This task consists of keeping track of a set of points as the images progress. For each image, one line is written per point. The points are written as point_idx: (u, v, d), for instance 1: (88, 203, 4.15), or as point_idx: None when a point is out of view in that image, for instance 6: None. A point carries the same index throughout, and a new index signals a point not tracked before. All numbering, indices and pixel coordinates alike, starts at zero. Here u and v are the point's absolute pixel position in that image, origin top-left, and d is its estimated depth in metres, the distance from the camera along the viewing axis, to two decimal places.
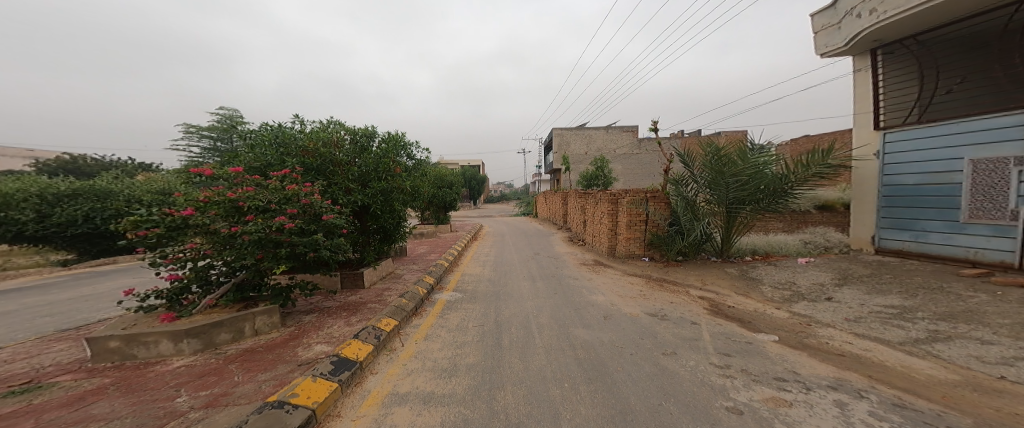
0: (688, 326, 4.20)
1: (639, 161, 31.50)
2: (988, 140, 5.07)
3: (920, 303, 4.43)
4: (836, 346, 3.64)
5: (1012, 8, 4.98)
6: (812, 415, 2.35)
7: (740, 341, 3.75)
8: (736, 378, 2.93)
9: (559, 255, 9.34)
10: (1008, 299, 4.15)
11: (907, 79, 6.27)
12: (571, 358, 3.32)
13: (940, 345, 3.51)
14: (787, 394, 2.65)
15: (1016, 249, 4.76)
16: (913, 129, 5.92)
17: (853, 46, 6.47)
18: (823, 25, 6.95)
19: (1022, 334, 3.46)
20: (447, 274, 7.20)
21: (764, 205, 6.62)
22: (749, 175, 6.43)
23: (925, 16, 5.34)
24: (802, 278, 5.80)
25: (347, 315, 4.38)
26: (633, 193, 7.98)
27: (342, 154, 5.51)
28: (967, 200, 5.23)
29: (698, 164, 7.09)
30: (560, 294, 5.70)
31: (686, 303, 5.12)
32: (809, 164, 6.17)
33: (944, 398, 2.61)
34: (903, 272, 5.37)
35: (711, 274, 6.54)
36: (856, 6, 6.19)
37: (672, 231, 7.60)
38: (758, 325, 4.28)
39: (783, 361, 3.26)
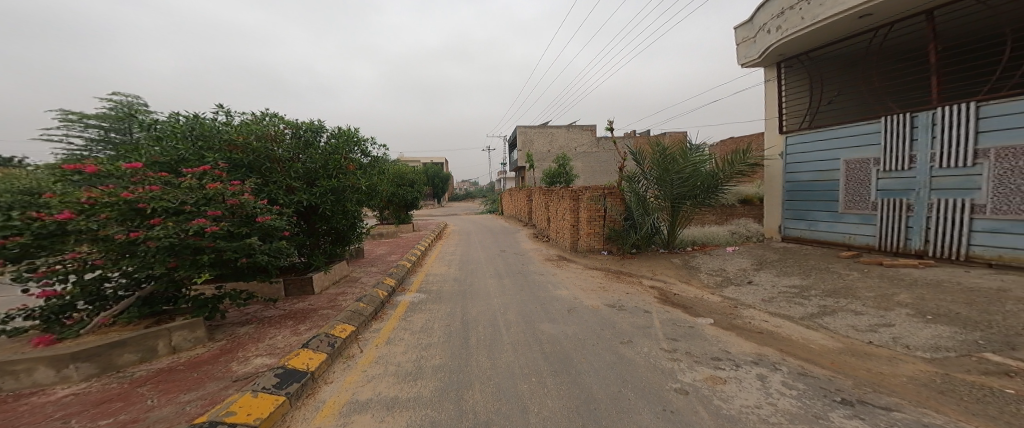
0: (639, 315, 4.50)
1: (599, 160, 32.72)
2: (858, 144, 5.98)
3: (815, 282, 5.18)
4: (756, 324, 4.13)
5: (872, 33, 5.93)
6: (741, 390, 2.65)
7: (684, 326, 4.11)
8: (682, 360, 3.20)
9: (524, 252, 9.42)
10: (871, 274, 5.01)
11: (804, 89, 7.17)
12: (534, 353, 3.42)
13: (833, 317, 4.13)
14: (721, 372, 2.96)
15: (877, 233, 5.72)
16: (807, 134, 6.82)
17: (765, 58, 7.27)
18: (744, 37, 7.72)
19: (883, 305, 4.18)
20: (410, 275, 6.98)
21: (701, 200, 7.26)
22: (689, 173, 7.07)
23: (815, 35, 6.17)
24: (730, 265, 6.48)
25: (295, 324, 4.05)
26: (592, 190, 8.24)
27: (281, 150, 5.04)
28: (844, 194, 6.17)
29: (648, 163, 7.61)
30: (524, 290, 5.78)
31: (640, 293, 5.47)
32: (734, 162, 6.93)
33: (833, 364, 3.09)
34: (801, 256, 6.25)
35: (660, 265, 7.03)
36: (767, 22, 6.96)
37: (627, 225, 7.96)
38: (699, 309, 4.71)
39: (718, 342, 3.64)
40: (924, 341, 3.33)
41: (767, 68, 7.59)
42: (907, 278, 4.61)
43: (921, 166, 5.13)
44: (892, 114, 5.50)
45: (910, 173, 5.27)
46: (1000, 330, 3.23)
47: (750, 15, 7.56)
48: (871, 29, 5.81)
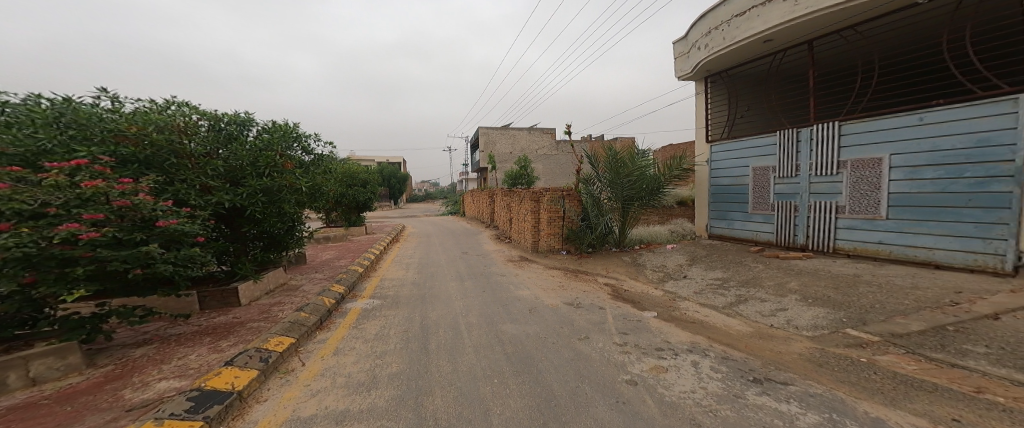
0: (591, 311, 4.72)
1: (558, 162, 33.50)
2: (761, 153, 6.85)
3: (733, 274, 5.86)
4: (691, 315, 4.56)
5: (773, 57, 6.75)
6: (681, 377, 2.91)
7: (633, 320, 4.39)
8: (632, 353, 3.43)
9: (485, 252, 9.25)
10: (771, 265, 5.77)
11: (724, 103, 7.96)
12: (496, 354, 3.43)
13: (747, 305, 4.66)
14: (664, 361, 3.22)
15: (774, 229, 6.60)
16: (725, 144, 7.66)
17: (696, 73, 7.93)
18: (680, 52, 8.34)
19: (779, 292, 4.86)
20: (363, 280, 6.54)
21: (647, 201, 7.79)
22: (637, 176, 7.58)
23: (733, 55, 6.85)
24: (669, 261, 7.07)
25: (214, 340, 3.60)
26: (552, 192, 8.32)
27: (193, 143, 4.40)
28: (752, 197, 7.02)
29: (602, 165, 8.00)
30: (484, 291, 5.73)
31: (595, 291, 5.72)
32: (673, 167, 7.56)
33: (746, 347, 3.52)
34: (721, 252, 7.01)
35: (613, 263, 7.40)
36: (698, 40, 7.54)
37: (583, 225, 8.29)
38: (645, 304, 5.05)
39: (660, 333, 3.96)
40: (808, 322, 3.92)
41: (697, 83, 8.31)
42: (795, 268, 5.40)
43: (804, 174, 6.05)
44: (785, 129, 6.40)
45: (797, 179, 6.18)
46: (862, 310, 3.85)
47: (687, 31, 8.17)
48: (771, 53, 6.62)
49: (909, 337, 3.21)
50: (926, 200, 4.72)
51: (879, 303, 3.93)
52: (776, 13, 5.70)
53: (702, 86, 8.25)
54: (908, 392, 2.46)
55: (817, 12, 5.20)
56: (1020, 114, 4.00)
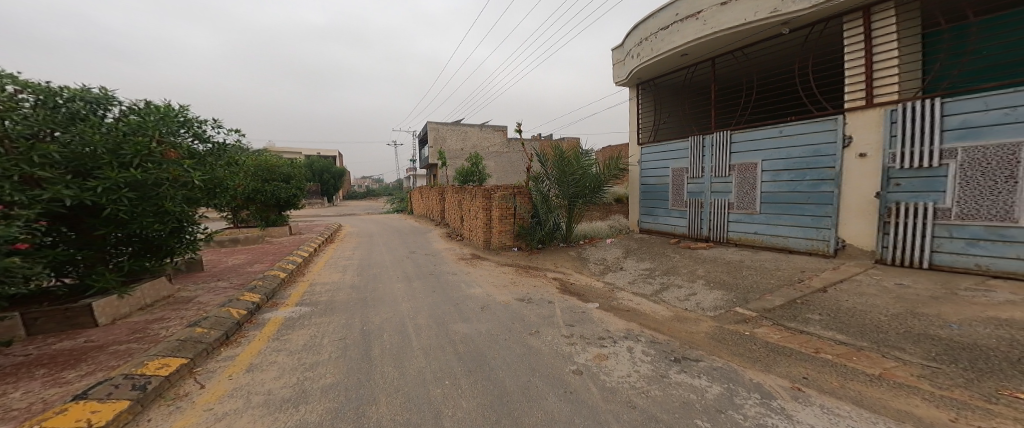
0: (538, 303, 4.63)
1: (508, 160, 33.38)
2: (676, 157, 7.43)
3: (659, 264, 6.29)
4: (628, 304, 4.73)
5: (691, 68, 7.28)
6: (620, 364, 2.97)
7: (578, 312, 4.34)
8: (577, 343, 3.39)
9: (433, 251, 8.73)
10: (686, 255, 6.31)
11: (651, 108, 8.45)
12: (446, 353, 3.06)
13: (669, 292, 5.03)
14: (605, 349, 3.27)
15: (688, 223, 7.15)
16: (650, 147, 8.18)
17: (630, 80, 8.22)
18: (616, 60, 8.55)
19: (692, 277, 5.35)
20: (289, 288, 5.49)
21: (590, 199, 8.09)
22: (580, 175, 7.79)
23: (662, 65, 7.17)
24: (607, 254, 7.35)
25: (56, 370, 2.56)
26: (503, 190, 8.23)
27: (8, 122, 3.04)
28: (672, 195, 7.51)
29: (550, 164, 8.12)
30: (431, 286, 5.32)
31: (544, 285, 5.54)
32: (610, 167, 7.93)
33: (669, 330, 3.77)
34: (646, 243, 7.53)
35: (561, 258, 7.48)
36: (632, 49, 7.71)
37: (534, 223, 8.29)
38: (588, 295, 5.10)
39: (602, 323, 4.00)
40: (710, 303, 4.42)
41: (629, 88, 8.74)
42: (703, 255, 6.10)
43: (706, 175, 6.70)
44: (695, 135, 6.99)
45: (702, 180, 6.81)
46: (744, 290, 4.52)
47: (623, 39, 8.36)
48: (690, 65, 7.13)
49: (782, 312, 3.82)
50: (786, 199, 5.57)
51: (759, 283, 4.65)
52: (688, 30, 6.20)
53: (634, 92, 8.64)
54: (774, 358, 2.99)
55: (722, 31, 5.77)
56: (837, 131, 4.97)
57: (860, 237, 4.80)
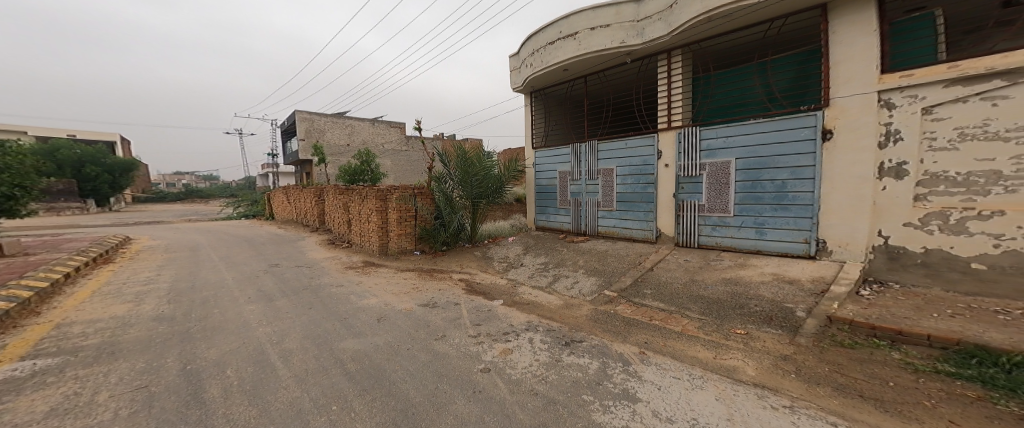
0: (441, 305, 4.56)
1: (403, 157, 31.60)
2: (563, 160, 8.09)
3: (552, 256, 6.82)
4: (529, 297, 5.01)
5: (575, 82, 8.09)
6: (525, 355, 3.12)
7: (484, 310, 4.40)
8: (484, 341, 3.43)
9: (314, 263, 7.59)
10: (574, 247, 7.01)
11: (542, 116, 9.10)
12: (334, 376, 2.75)
13: (560, 282, 5.53)
14: (510, 343, 3.39)
15: (571, 220, 7.88)
16: (540, 151, 8.73)
17: (525, 88, 8.70)
18: (513, 67, 8.95)
19: (579, 267, 5.96)
20: (11, 334, 3.54)
21: (493, 198, 8.31)
22: (483, 175, 7.95)
23: (551, 76, 7.79)
24: (510, 251, 7.61)
25: None
26: (401, 190, 7.78)
27: None
28: (560, 195, 8.15)
29: (452, 164, 8.10)
30: (311, 303, 4.70)
31: (450, 287, 5.50)
32: (510, 168, 8.20)
33: (562, 318, 4.12)
34: (541, 238, 8.09)
35: (466, 258, 7.52)
36: (525, 58, 8.18)
37: (437, 223, 8.12)
38: (493, 293, 5.22)
39: (507, 318, 4.13)
40: (588, 288, 5.06)
41: (524, 95, 9.22)
42: (585, 247, 6.86)
43: (585, 178, 7.50)
44: (575, 143, 7.73)
45: (582, 181, 7.59)
46: (609, 274, 5.35)
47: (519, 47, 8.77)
48: (574, 79, 7.91)
49: (634, 290, 4.65)
50: (627, 198, 6.69)
51: (626, 269, 5.38)
52: (568, 48, 6.92)
53: (529, 99, 9.17)
54: (628, 329, 3.62)
55: (591, 53, 6.61)
56: (653, 147, 6.23)
57: (665, 228, 6.11)
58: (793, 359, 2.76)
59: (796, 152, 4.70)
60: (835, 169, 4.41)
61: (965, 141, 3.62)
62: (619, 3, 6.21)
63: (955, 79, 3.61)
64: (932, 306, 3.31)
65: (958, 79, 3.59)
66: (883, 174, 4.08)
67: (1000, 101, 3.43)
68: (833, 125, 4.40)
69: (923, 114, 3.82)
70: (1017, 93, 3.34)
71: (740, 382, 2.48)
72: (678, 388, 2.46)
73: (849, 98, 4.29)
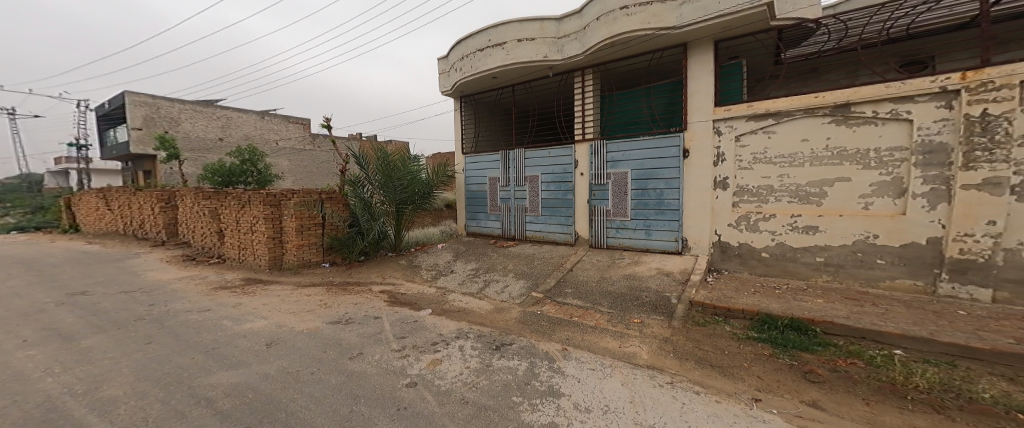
0: (358, 321, 4.25)
1: (307, 160, 22.56)
2: (492, 167, 8.20)
3: (481, 261, 6.83)
4: (458, 304, 4.94)
5: (504, 90, 8.25)
6: (454, 364, 3.08)
7: (410, 322, 4.22)
8: (409, 355, 3.29)
9: (155, 287, 5.78)
10: (505, 252, 7.13)
11: (472, 122, 9.08)
12: (200, 419, 2.26)
13: (490, 287, 5.57)
14: (438, 353, 3.31)
15: (501, 226, 8.02)
16: (470, 157, 8.71)
17: (454, 92, 8.61)
18: (441, 70, 8.82)
19: (509, 272, 6.07)
20: None
21: (420, 204, 7.99)
22: (408, 179, 7.64)
23: (481, 82, 7.84)
24: (438, 259, 7.37)
25: None
26: (302, 195, 7.08)
27: None
28: (490, 201, 8.23)
29: (372, 168, 7.66)
30: (149, 335, 3.65)
31: (369, 300, 5.14)
32: (439, 174, 8.03)
33: (492, 322, 4.17)
34: (472, 245, 8.05)
35: (389, 268, 7.15)
36: (454, 63, 8.12)
37: (352, 232, 7.50)
38: (420, 303, 5.02)
39: (435, 327, 4.03)
40: (517, 291, 5.20)
41: (454, 99, 9.12)
42: (514, 251, 7.02)
43: (514, 184, 7.71)
44: (504, 150, 7.91)
45: (510, 187, 7.79)
46: (536, 277, 5.56)
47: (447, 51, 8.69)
48: (504, 86, 8.04)
49: (558, 291, 4.93)
50: (550, 204, 7.06)
51: (552, 271, 5.64)
52: (496, 56, 7.07)
53: (458, 104, 9.08)
54: (553, 327, 3.82)
55: (517, 64, 6.84)
56: (571, 156, 6.70)
57: (582, 231, 6.60)
58: (686, 345, 3.21)
59: (666, 166, 5.60)
60: (689, 181, 5.40)
61: (756, 163, 4.90)
62: (542, 19, 6.60)
63: (751, 116, 4.89)
64: (780, 294, 4.17)
65: (753, 116, 4.86)
66: (716, 187, 5.21)
67: (772, 135, 4.77)
68: (689, 146, 5.37)
69: (736, 142, 5.05)
70: (779, 130, 4.72)
71: (649, 371, 2.78)
72: (593, 379, 2.67)
73: (697, 124, 5.31)
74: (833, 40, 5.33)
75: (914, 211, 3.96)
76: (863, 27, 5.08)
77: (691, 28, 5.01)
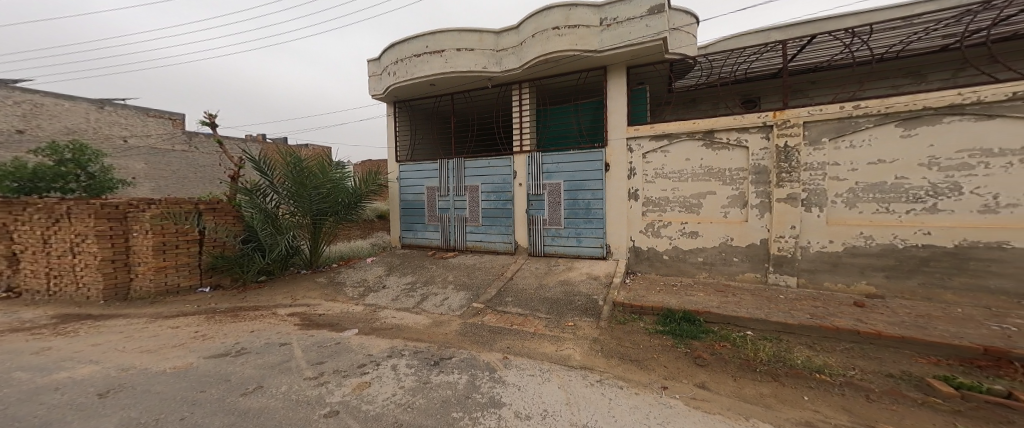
0: (254, 350, 3.63)
1: (168, 162, 13.09)
2: (429, 176, 8.01)
3: (419, 275, 6.56)
4: (391, 322, 4.65)
5: (442, 98, 8.16)
6: (384, 385, 2.89)
7: (329, 345, 3.82)
8: (328, 381, 2.97)
9: None
10: (445, 264, 6.95)
11: (406, 128, 8.80)
12: None
13: (429, 300, 5.37)
14: (366, 376, 3.07)
15: (440, 237, 7.86)
16: (406, 165, 8.39)
17: (387, 96, 8.27)
18: (373, 72, 8.43)
19: (449, 284, 5.92)
20: None
21: (344, 216, 7.10)
22: (329, 188, 6.69)
23: (417, 88, 7.66)
24: (368, 274, 6.81)
25: None
26: (168, 205, 5.66)
27: None
28: (427, 211, 8.01)
29: (278, 175, 6.50)
30: None
31: (272, 326, 4.44)
32: (369, 182, 7.23)
33: (430, 337, 4.02)
34: (409, 257, 7.69)
35: (302, 287, 6.24)
36: (388, 66, 7.80)
37: (248, 249, 6.26)
38: (344, 324, 4.59)
39: (362, 348, 3.73)
40: (458, 303, 5.10)
41: (386, 103, 8.73)
42: (454, 263, 6.89)
43: (453, 194, 7.63)
44: (442, 159, 7.79)
45: (449, 197, 7.69)
46: (477, 287, 5.52)
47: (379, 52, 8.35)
48: (442, 94, 7.96)
49: (498, 300, 4.96)
50: (490, 214, 7.13)
51: (493, 281, 5.65)
52: (434, 63, 6.98)
53: (391, 108, 8.72)
54: (494, 337, 3.82)
55: (456, 73, 6.85)
56: (510, 167, 6.85)
57: (521, 240, 6.78)
58: (613, 345, 3.42)
59: (592, 178, 6.03)
60: (610, 193, 5.90)
61: (657, 178, 5.54)
62: (481, 31, 6.72)
63: (652, 136, 5.54)
64: (690, 291, 4.68)
65: (654, 136, 5.51)
66: (630, 197, 5.76)
67: (666, 153, 5.46)
68: (610, 160, 5.88)
69: (643, 158, 5.65)
70: (671, 150, 5.43)
71: (581, 373, 2.89)
72: (533, 384, 2.74)
73: (616, 141, 5.84)
74: (708, 78, 6.28)
75: (751, 219, 4.91)
76: (727, 68, 6.09)
77: (615, 52, 5.50)
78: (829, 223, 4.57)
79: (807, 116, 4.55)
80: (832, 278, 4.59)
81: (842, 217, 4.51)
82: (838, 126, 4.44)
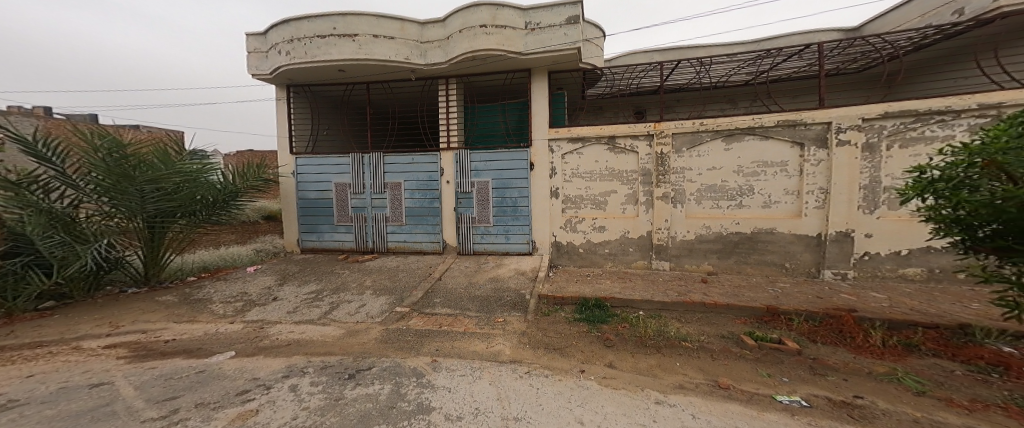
0: (31, 402, 2.68)
1: None
2: (337, 171, 7.27)
3: (325, 282, 5.88)
4: (284, 338, 4.05)
5: (353, 86, 7.53)
6: (277, 411, 2.53)
7: (186, 375, 3.10)
8: (186, 420, 2.44)
9: None
10: (361, 268, 6.40)
11: (306, 116, 7.82)
12: None
13: (340, 309, 4.88)
14: (252, 403, 2.64)
15: (354, 238, 7.24)
16: (308, 158, 7.43)
17: (276, 78, 7.15)
18: (256, 48, 7.25)
19: (365, 290, 5.46)
20: None
21: (200, 217, 5.58)
22: (174, 183, 4.96)
23: (321, 73, 6.86)
24: (251, 286, 5.71)
25: None
26: None
27: None
28: (337, 210, 7.28)
29: (74, 163, 4.64)
30: None
31: (78, 364, 3.32)
32: (244, 176, 5.85)
33: (341, 349, 3.67)
34: (314, 263, 6.86)
35: (128, 308, 4.75)
36: (276, 43, 6.74)
37: (15, 265, 4.37)
38: (211, 347, 3.77)
39: (241, 372, 3.16)
40: (376, 309, 4.76)
41: (275, 86, 7.56)
42: (372, 266, 6.40)
43: (368, 191, 7.09)
44: (355, 153, 7.15)
45: (363, 195, 7.13)
46: (399, 291, 5.23)
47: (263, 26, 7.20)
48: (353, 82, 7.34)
49: (425, 301, 4.79)
50: (411, 212, 6.83)
51: (415, 283, 5.40)
52: (344, 48, 6.35)
53: (283, 92, 7.57)
54: (420, 341, 3.67)
55: (373, 61, 6.36)
56: (436, 164, 6.65)
57: (451, 239, 6.63)
58: (532, 338, 3.55)
59: (517, 177, 6.20)
60: (535, 191, 6.14)
61: (574, 178, 5.95)
62: (402, 20, 6.37)
63: (567, 139, 5.93)
64: (602, 280, 5.14)
65: (570, 139, 5.91)
66: (552, 196, 6.07)
67: (580, 155, 5.90)
68: (535, 160, 6.11)
69: (562, 160, 6.01)
70: (584, 152, 5.88)
71: (505, 367, 2.96)
72: (463, 384, 2.71)
73: (539, 141, 6.09)
74: (608, 89, 7.04)
75: (640, 215, 5.60)
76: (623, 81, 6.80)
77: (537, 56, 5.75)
78: (687, 217, 5.45)
79: (673, 128, 5.36)
80: (688, 260, 5.49)
81: (694, 212, 5.45)
82: (690, 138, 5.35)
